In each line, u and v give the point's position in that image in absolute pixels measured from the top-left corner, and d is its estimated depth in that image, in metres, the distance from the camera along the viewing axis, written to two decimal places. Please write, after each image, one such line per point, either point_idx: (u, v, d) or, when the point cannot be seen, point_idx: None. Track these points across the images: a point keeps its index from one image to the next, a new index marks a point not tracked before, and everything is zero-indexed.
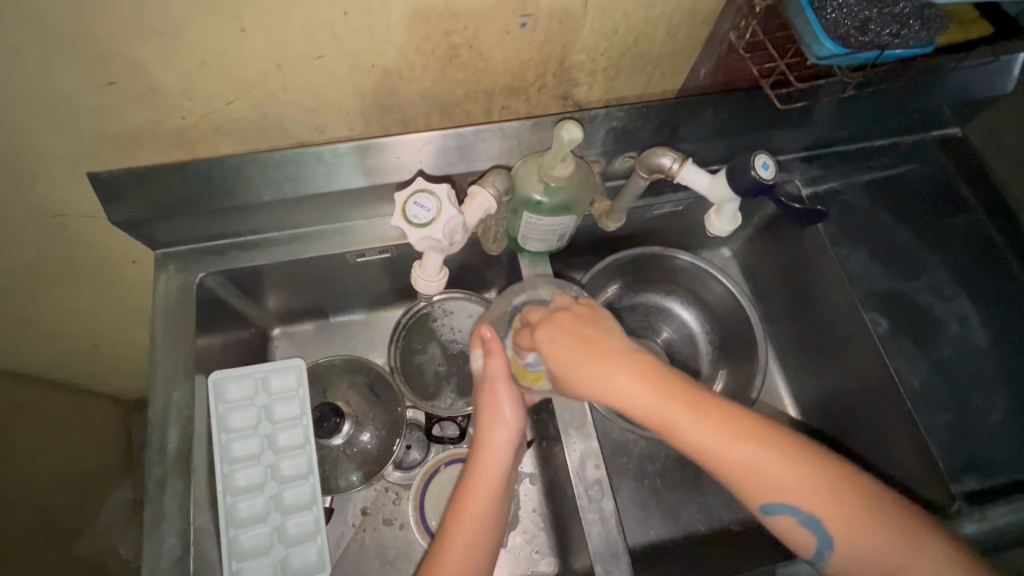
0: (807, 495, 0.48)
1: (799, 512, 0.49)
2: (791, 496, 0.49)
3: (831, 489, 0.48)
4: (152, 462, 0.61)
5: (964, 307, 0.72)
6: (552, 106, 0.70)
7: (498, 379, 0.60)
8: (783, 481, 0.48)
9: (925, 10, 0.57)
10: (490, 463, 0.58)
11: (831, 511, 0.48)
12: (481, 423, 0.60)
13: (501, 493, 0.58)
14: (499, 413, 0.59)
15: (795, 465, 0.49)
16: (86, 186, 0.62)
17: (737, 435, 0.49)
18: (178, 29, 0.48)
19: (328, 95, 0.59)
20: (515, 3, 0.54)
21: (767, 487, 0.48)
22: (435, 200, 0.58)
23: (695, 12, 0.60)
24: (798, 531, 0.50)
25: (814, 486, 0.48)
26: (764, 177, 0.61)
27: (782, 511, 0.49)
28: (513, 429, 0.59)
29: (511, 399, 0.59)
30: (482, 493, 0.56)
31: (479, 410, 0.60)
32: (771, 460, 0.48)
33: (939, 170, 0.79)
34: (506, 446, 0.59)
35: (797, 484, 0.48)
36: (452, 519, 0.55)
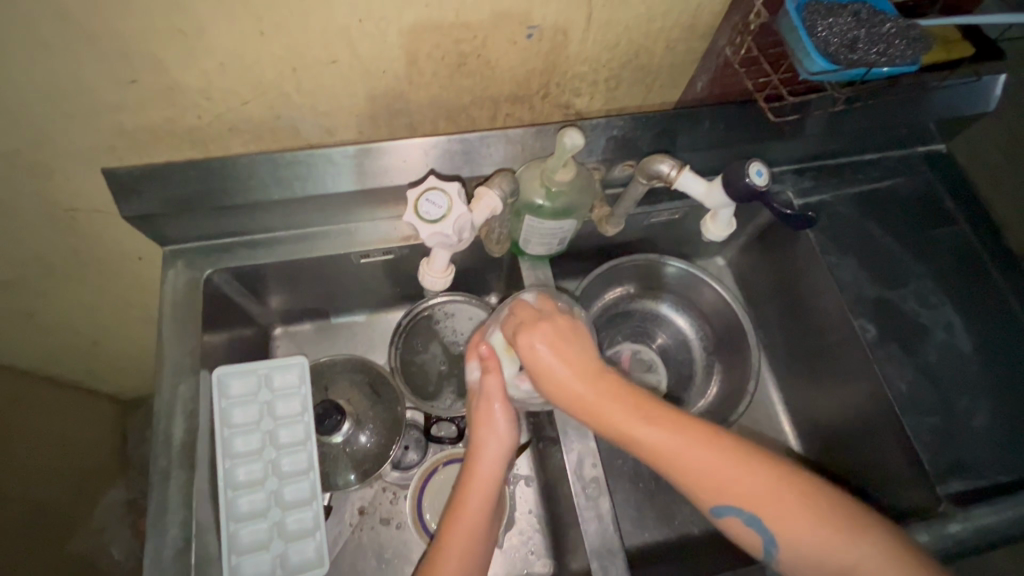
0: (750, 497, 0.50)
1: (742, 513, 0.51)
2: (738, 498, 0.51)
3: (776, 492, 0.50)
4: (156, 454, 0.62)
5: (951, 316, 0.74)
6: (555, 115, 0.72)
7: (491, 396, 0.60)
8: (729, 482, 0.50)
9: (911, 30, 0.59)
10: (482, 482, 0.58)
11: (774, 513, 0.50)
12: (475, 442, 0.60)
13: (492, 509, 0.59)
14: (494, 432, 0.60)
15: (741, 469, 0.51)
16: (100, 181, 0.63)
17: (687, 441, 0.51)
18: (200, 31, 0.50)
19: (340, 98, 0.61)
20: (523, 15, 0.56)
21: (712, 489, 0.51)
22: (447, 199, 0.60)
23: (694, 27, 0.63)
24: (741, 529, 0.52)
25: (757, 490, 0.50)
26: (757, 183, 0.64)
27: (728, 512, 0.51)
28: (507, 448, 0.60)
29: (505, 417, 0.60)
30: (474, 511, 0.58)
31: (474, 427, 0.61)
32: (715, 464, 0.50)
33: (925, 184, 0.82)
34: (499, 465, 0.59)
35: (742, 487, 0.50)
36: (443, 535, 0.57)
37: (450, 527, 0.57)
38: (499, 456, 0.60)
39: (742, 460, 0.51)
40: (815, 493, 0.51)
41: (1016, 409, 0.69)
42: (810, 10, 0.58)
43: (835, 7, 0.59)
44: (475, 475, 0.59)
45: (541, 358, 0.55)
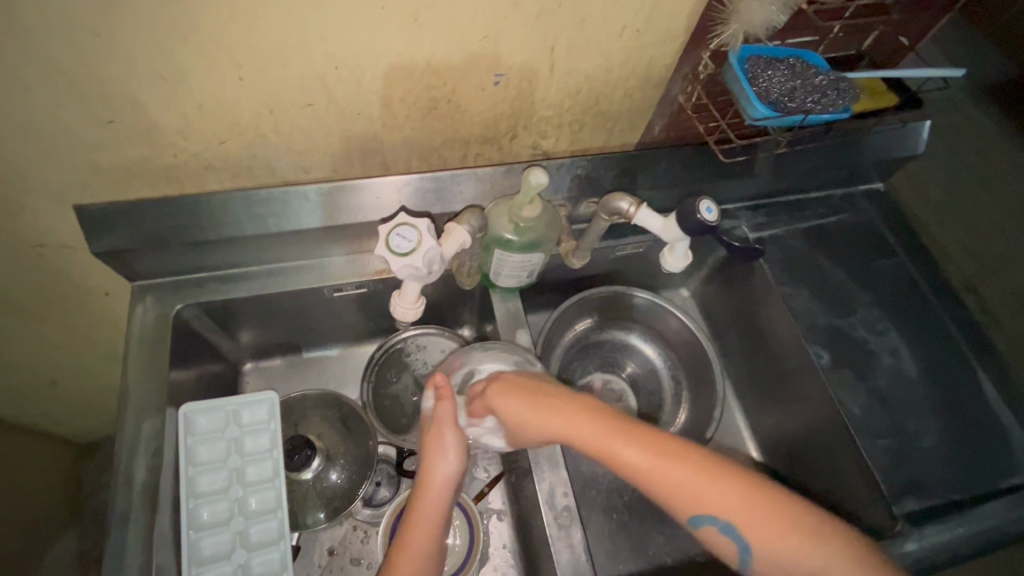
0: (724, 505, 0.50)
1: (718, 521, 0.51)
2: (715, 505, 0.51)
3: (746, 497, 0.51)
4: (117, 495, 0.60)
5: (897, 342, 0.79)
6: (523, 155, 0.76)
7: (443, 424, 0.61)
8: (701, 490, 0.51)
9: (840, 81, 0.66)
10: (430, 506, 0.58)
11: (747, 519, 0.50)
12: (424, 467, 0.60)
13: (440, 533, 0.59)
14: (442, 460, 0.60)
15: (711, 479, 0.51)
16: (71, 218, 0.63)
17: (663, 454, 0.52)
18: (180, 76, 0.52)
19: (315, 138, 0.63)
20: (490, 64, 0.60)
21: (687, 497, 0.51)
22: (417, 233, 0.62)
23: (649, 76, 0.69)
24: (721, 540, 0.51)
25: (729, 496, 0.51)
26: (709, 220, 0.68)
27: (705, 522, 0.51)
28: (455, 474, 0.60)
29: (455, 448, 0.60)
30: (422, 534, 0.57)
31: (424, 454, 0.61)
32: (687, 473, 0.51)
33: (868, 220, 0.88)
34: (447, 490, 0.59)
35: (715, 497, 0.51)
36: (392, 559, 0.56)
37: (398, 552, 0.56)
38: (448, 481, 0.60)
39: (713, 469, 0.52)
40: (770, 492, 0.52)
41: (960, 428, 0.73)
42: (750, 64, 0.64)
43: (774, 60, 0.65)
44: (422, 498, 0.59)
45: (506, 399, 0.58)
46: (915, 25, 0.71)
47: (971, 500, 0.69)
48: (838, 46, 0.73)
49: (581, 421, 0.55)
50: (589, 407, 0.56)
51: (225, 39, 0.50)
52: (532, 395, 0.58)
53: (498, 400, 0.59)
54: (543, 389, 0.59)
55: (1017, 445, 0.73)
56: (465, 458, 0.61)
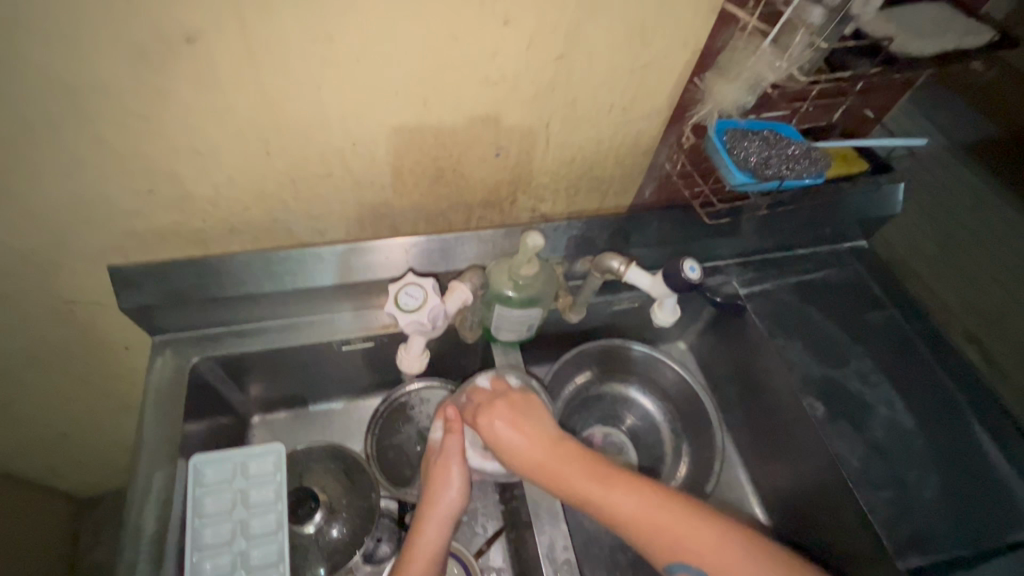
0: (703, 554, 0.55)
1: (694, 570, 0.55)
2: (693, 553, 0.55)
3: (723, 547, 0.55)
4: (124, 547, 0.61)
5: (890, 393, 0.81)
6: (522, 217, 0.82)
7: (450, 455, 0.65)
8: (681, 538, 0.55)
9: (810, 151, 0.72)
10: (429, 538, 0.61)
11: (723, 568, 0.54)
12: (427, 499, 0.63)
13: (438, 567, 0.61)
14: (445, 490, 0.63)
15: (695, 527, 0.56)
16: (103, 276, 0.68)
17: (649, 501, 0.58)
18: (215, 151, 0.59)
19: (331, 204, 0.69)
20: (491, 137, 0.67)
21: (666, 544, 0.56)
22: (423, 291, 0.66)
23: (636, 146, 0.75)
24: None
25: (707, 544, 0.55)
26: (692, 278, 0.73)
27: (682, 571, 0.55)
28: (456, 507, 0.63)
29: (459, 479, 0.63)
30: (418, 566, 0.60)
31: (427, 485, 0.64)
32: (668, 520, 0.57)
33: (853, 274, 0.92)
34: (447, 522, 0.62)
35: (697, 544, 0.55)
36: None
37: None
38: (449, 513, 0.63)
39: (697, 519, 0.57)
40: (745, 543, 0.56)
41: (957, 478, 0.74)
42: (728, 136, 0.69)
43: (750, 132, 0.70)
44: (421, 532, 0.62)
45: (504, 435, 0.63)
46: (877, 100, 0.78)
47: (977, 554, 0.68)
48: (810, 119, 0.79)
49: (573, 467, 0.60)
50: (579, 453, 0.62)
51: (258, 120, 0.57)
52: (530, 432, 0.63)
53: (494, 429, 0.63)
54: (542, 427, 0.64)
55: (1018, 496, 0.73)
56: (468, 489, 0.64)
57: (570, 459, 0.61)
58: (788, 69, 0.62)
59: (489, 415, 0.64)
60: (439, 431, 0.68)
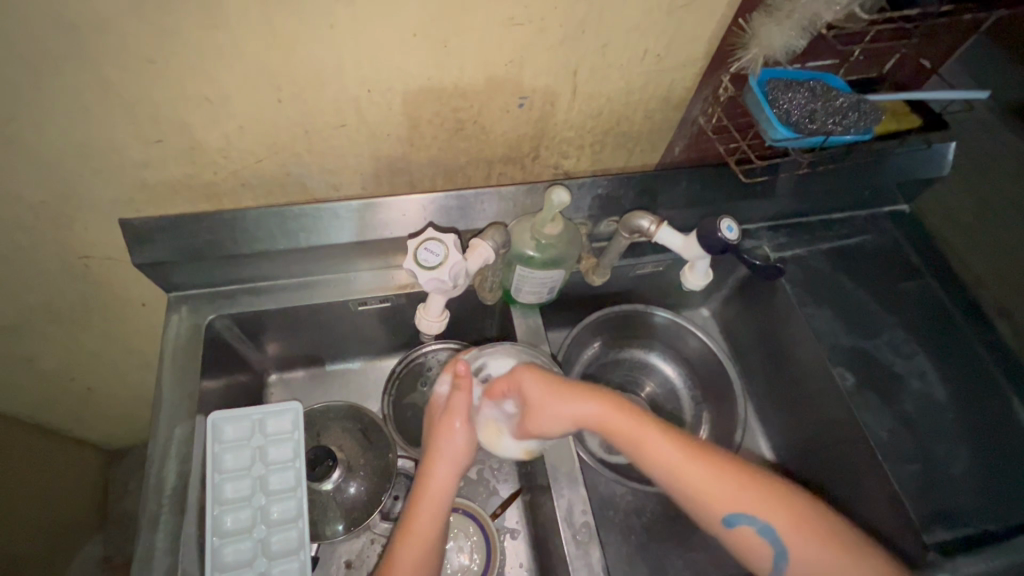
0: (759, 504, 0.54)
1: (755, 522, 0.54)
2: (751, 503, 0.55)
3: (782, 502, 0.55)
4: (148, 498, 0.62)
5: (925, 364, 0.77)
6: (544, 174, 0.78)
7: (455, 412, 0.63)
8: (739, 490, 0.55)
9: (861, 103, 0.66)
10: (435, 491, 0.61)
11: (779, 517, 0.54)
12: (432, 451, 0.62)
13: (445, 518, 0.61)
14: (452, 444, 0.62)
15: (749, 480, 0.56)
16: (116, 230, 0.67)
17: (696, 450, 0.57)
18: (223, 98, 0.55)
19: (347, 158, 0.66)
20: (514, 87, 0.63)
21: (727, 499, 0.55)
22: (443, 248, 0.64)
23: (669, 98, 0.70)
24: (755, 545, 0.54)
25: (763, 495, 0.55)
26: (729, 238, 0.68)
27: (742, 523, 0.54)
28: (461, 461, 0.63)
29: (465, 435, 0.63)
30: (426, 519, 0.59)
31: (433, 438, 0.63)
32: (726, 470, 0.56)
33: (892, 241, 0.87)
34: (452, 474, 0.62)
35: (755, 496, 0.55)
36: (399, 543, 0.58)
37: (405, 538, 0.58)
38: (453, 465, 0.62)
39: (751, 474, 0.56)
40: (794, 497, 0.56)
41: (991, 453, 0.71)
42: (771, 86, 0.65)
43: (795, 83, 0.66)
44: (427, 484, 0.61)
45: (544, 389, 0.60)
46: (936, 47, 0.72)
47: (1008, 530, 0.66)
48: (859, 69, 0.74)
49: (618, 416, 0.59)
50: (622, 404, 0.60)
51: (268, 65, 0.53)
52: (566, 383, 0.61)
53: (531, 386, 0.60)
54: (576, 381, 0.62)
55: None
56: (473, 443, 0.64)
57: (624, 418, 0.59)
58: (846, 6, 0.59)
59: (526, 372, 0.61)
60: (446, 385, 0.66)
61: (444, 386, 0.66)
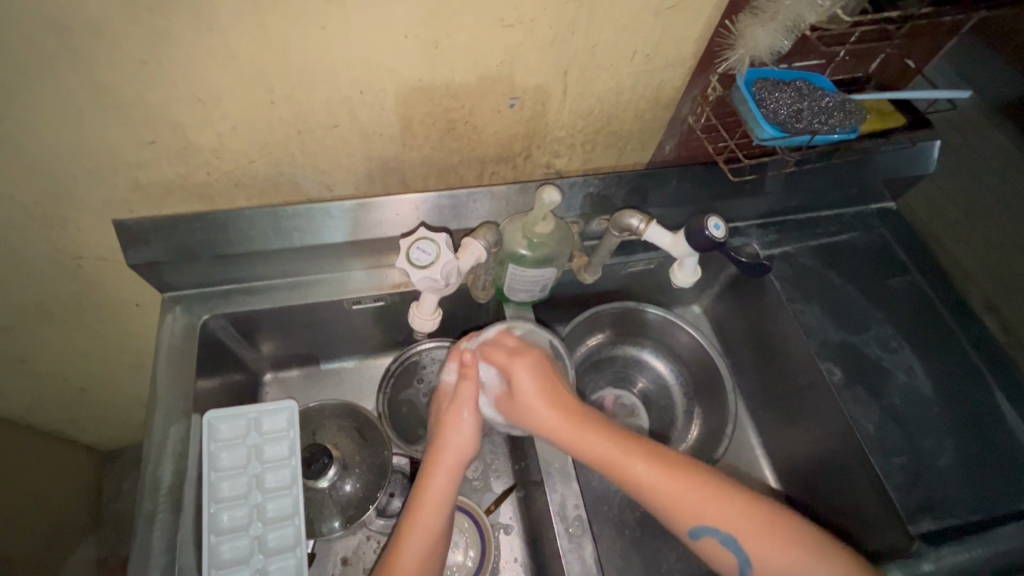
0: (725, 518, 0.55)
1: (719, 532, 0.55)
2: (715, 517, 0.56)
3: (747, 514, 0.56)
4: (144, 497, 0.62)
5: (910, 359, 0.79)
6: (536, 173, 0.79)
7: (463, 403, 0.64)
8: (704, 502, 0.56)
9: (845, 103, 0.68)
10: (438, 484, 0.61)
11: (746, 532, 0.55)
12: (437, 444, 0.63)
13: (450, 511, 0.61)
14: (460, 434, 0.63)
15: (715, 490, 0.57)
16: (109, 231, 0.67)
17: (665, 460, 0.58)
18: (216, 98, 0.56)
19: (339, 157, 0.66)
20: (506, 87, 0.63)
21: (691, 509, 0.56)
22: (435, 247, 0.64)
23: (659, 98, 0.71)
24: (719, 553, 0.56)
25: (729, 510, 0.56)
26: (717, 236, 0.69)
27: (706, 534, 0.56)
28: (467, 453, 0.63)
29: (472, 428, 0.63)
30: (431, 511, 0.60)
31: (440, 430, 0.63)
32: (691, 486, 0.57)
33: (878, 238, 0.89)
34: (458, 467, 0.62)
35: (720, 508, 0.56)
36: (404, 537, 0.58)
37: (410, 532, 0.58)
38: (458, 459, 0.63)
39: (716, 483, 0.57)
40: (760, 507, 0.56)
41: (974, 445, 0.73)
42: (758, 86, 0.66)
43: (781, 83, 0.67)
44: (431, 477, 0.61)
45: (530, 387, 0.62)
46: (919, 46, 0.73)
47: (990, 520, 0.68)
48: (846, 70, 0.75)
49: (584, 428, 0.60)
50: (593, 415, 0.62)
51: (261, 66, 0.54)
52: (549, 387, 0.62)
53: (521, 381, 0.62)
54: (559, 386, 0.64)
55: None
56: (479, 436, 0.64)
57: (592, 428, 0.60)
58: (829, 9, 0.60)
59: (520, 364, 0.63)
60: (453, 375, 0.67)
61: (452, 376, 0.67)
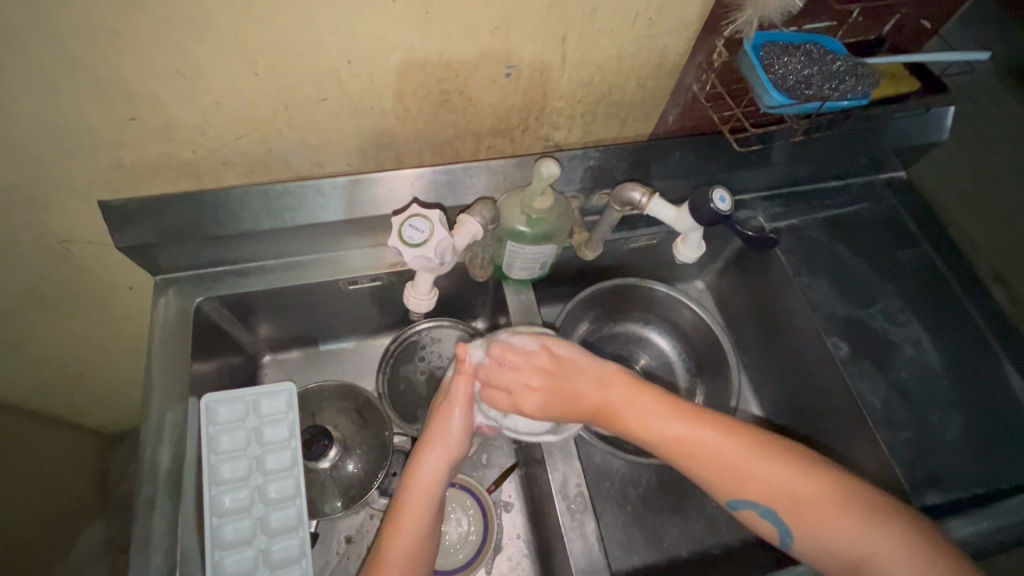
0: (779, 491, 0.55)
1: (759, 506, 0.55)
2: (758, 491, 0.55)
3: (790, 469, 0.55)
4: (143, 481, 0.62)
5: (919, 333, 0.77)
6: (534, 147, 0.76)
7: (455, 400, 0.62)
8: (749, 477, 0.55)
9: (858, 67, 0.65)
10: (428, 480, 0.60)
11: (802, 508, 0.54)
12: (426, 440, 0.62)
13: (435, 510, 0.60)
14: (450, 431, 0.62)
15: (758, 462, 0.56)
16: (95, 213, 0.65)
17: (713, 434, 0.57)
18: (197, 73, 0.53)
19: (330, 132, 0.64)
20: (502, 55, 0.60)
21: (728, 480, 0.56)
22: (429, 224, 0.62)
23: (662, 65, 0.68)
24: (760, 525, 0.56)
25: (783, 483, 0.55)
26: (722, 209, 0.67)
27: (745, 507, 0.55)
28: (457, 450, 0.62)
29: (463, 426, 0.62)
30: (417, 510, 0.59)
31: (431, 426, 0.62)
32: (739, 457, 0.56)
33: (888, 209, 0.86)
34: (447, 464, 0.61)
35: (759, 479, 0.55)
36: (388, 535, 0.58)
37: (394, 531, 0.58)
38: (447, 456, 0.61)
39: (762, 454, 0.56)
40: (792, 489, 0.54)
41: (982, 419, 0.72)
42: (766, 50, 0.63)
43: (790, 46, 0.64)
44: (416, 474, 0.60)
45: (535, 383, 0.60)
46: (936, 6, 0.70)
47: (993, 491, 0.68)
48: (859, 31, 0.72)
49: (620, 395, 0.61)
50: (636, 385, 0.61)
51: (241, 35, 0.51)
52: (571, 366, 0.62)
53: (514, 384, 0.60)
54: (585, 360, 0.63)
55: None
56: (470, 433, 0.63)
57: (627, 391, 0.61)
58: None
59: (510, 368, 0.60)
60: (450, 370, 0.65)
61: (448, 370, 0.65)
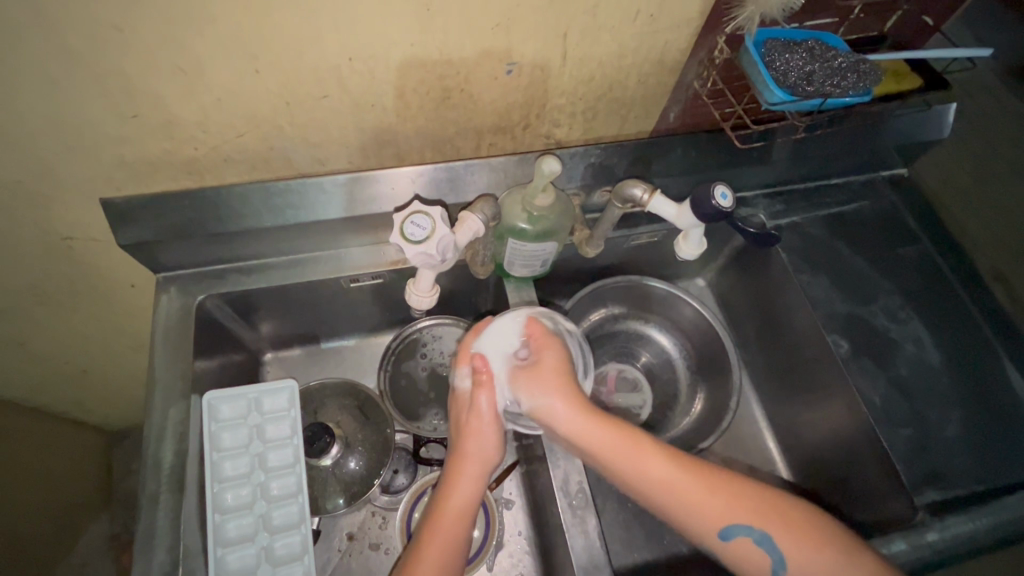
0: (764, 519, 0.55)
1: (752, 531, 0.54)
2: (744, 518, 0.55)
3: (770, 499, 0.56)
4: (146, 477, 0.62)
5: (919, 330, 0.77)
6: (535, 144, 0.76)
7: (484, 411, 0.62)
8: (731, 505, 0.55)
9: (860, 64, 0.64)
10: (463, 492, 0.60)
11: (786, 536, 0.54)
12: (461, 453, 0.62)
13: (468, 523, 0.60)
14: (482, 442, 0.62)
15: (754, 493, 0.56)
16: (97, 210, 0.65)
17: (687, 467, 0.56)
18: (198, 69, 0.53)
19: (331, 129, 0.64)
20: (502, 52, 0.60)
21: (715, 512, 0.55)
22: (430, 220, 0.62)
23: (663, 62, 0.68)
24: (753, 554, 0.54)
25: (767, 511, 0.55)
26: (723, 205, 0.67)
27: (737, 534, 0.54)
28: (491, 460, 0.62)
29: (495, 436, 0.63)
30: (452, 523, 0.59)
31: (464, 437, 0.62)
32: (715, 487, 0.56)
33: (889, 206, 0.86)
34: (481, 476, 0.62)
35: (757, 510, 0.55)
36: (424, 547, 0.57)
37: (430, 542, 0.57)
38: (483, 467, 0.62)
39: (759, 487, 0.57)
40: (785, 509, 0.56)
41: (982, 416, 0.72)
42: (767, 47, 0.63)
43: (791, 43, 0.64)
44: (454, 487, 0.60)
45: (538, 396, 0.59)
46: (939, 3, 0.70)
47: (993, 488, 0.68)
48: (861, 28, 0.72)
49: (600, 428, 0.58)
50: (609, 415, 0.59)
51: (241, 31, 0.51)
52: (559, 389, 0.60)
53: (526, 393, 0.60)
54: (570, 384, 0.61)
55: None
56: (501, 444, 0.64)
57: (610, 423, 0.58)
58: None
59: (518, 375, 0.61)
60: (468, 378, 0.65)
61: (466, 379, 0.65)
